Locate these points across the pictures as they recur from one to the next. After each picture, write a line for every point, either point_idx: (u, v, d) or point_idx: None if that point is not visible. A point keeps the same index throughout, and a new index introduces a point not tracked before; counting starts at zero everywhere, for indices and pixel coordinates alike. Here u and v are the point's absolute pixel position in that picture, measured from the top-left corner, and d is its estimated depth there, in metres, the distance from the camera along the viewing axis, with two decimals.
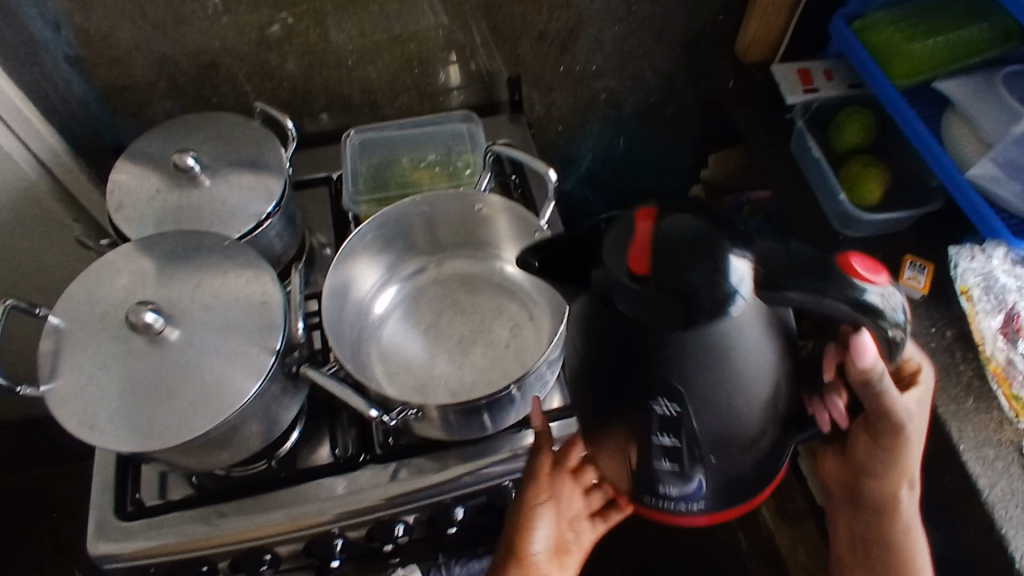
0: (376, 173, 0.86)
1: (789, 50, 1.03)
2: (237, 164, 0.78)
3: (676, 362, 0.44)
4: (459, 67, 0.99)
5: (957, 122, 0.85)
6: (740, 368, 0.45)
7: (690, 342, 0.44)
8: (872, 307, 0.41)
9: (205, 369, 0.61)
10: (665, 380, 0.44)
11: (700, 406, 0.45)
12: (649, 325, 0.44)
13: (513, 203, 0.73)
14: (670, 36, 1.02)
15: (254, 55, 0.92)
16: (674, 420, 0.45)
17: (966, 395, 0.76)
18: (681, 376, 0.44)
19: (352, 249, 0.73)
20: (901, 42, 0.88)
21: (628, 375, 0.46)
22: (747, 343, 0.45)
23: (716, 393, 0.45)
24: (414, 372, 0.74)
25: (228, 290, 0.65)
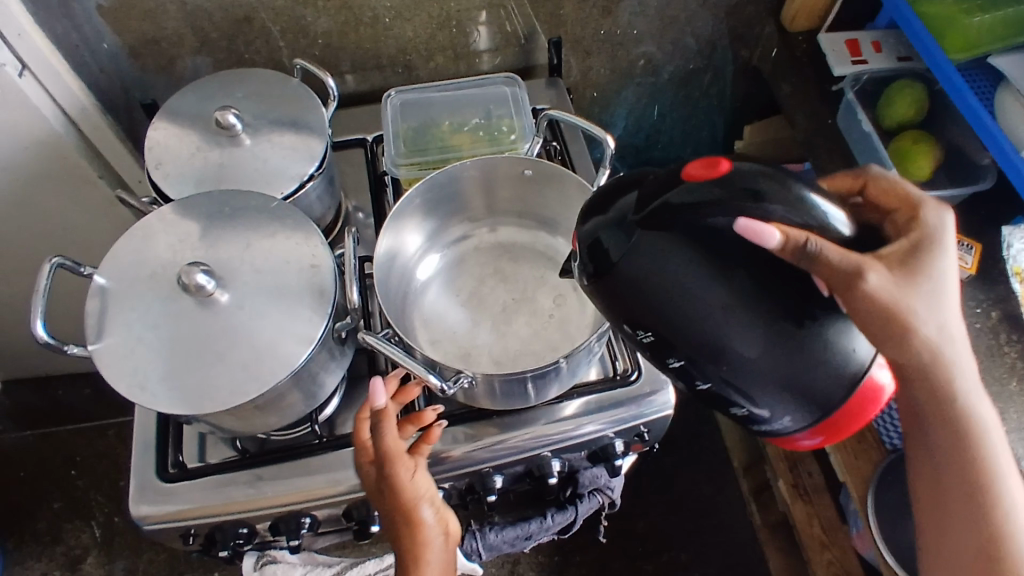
0: (418, 135, 0.84)
1: (837, 19, 1.00)
2: (277, 123, 0.76)
3: (658, 296, 0.46)
4: (498, 28, 0.96)
5: (1011, 99, 0.82)
6: (679, 280, 0.45)
7: (621, 287, 0.47)
8: (805, 208, 0.44)
9: (257, 333, 0.60)
10: (662, 316, 0.46)
11: (668, 325, 0.47)
12: (637, 278, 0.46)
13: (562, 168, 0.71)
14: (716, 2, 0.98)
15: (289, 9, 0.88)
16: (707, 343, 0.46)
17: (1010, 377, 0.75)
18: (643, 316, 0.47)
19: (402, 213, 0.72)
20: (959, 15, 0.85)
21: (631, 325, 0.48)
22: (679, 256, 0.45)
23: (675, 308, 0.46)
24: (458, 340, 0.73)
25: (278, 253, 0.64)
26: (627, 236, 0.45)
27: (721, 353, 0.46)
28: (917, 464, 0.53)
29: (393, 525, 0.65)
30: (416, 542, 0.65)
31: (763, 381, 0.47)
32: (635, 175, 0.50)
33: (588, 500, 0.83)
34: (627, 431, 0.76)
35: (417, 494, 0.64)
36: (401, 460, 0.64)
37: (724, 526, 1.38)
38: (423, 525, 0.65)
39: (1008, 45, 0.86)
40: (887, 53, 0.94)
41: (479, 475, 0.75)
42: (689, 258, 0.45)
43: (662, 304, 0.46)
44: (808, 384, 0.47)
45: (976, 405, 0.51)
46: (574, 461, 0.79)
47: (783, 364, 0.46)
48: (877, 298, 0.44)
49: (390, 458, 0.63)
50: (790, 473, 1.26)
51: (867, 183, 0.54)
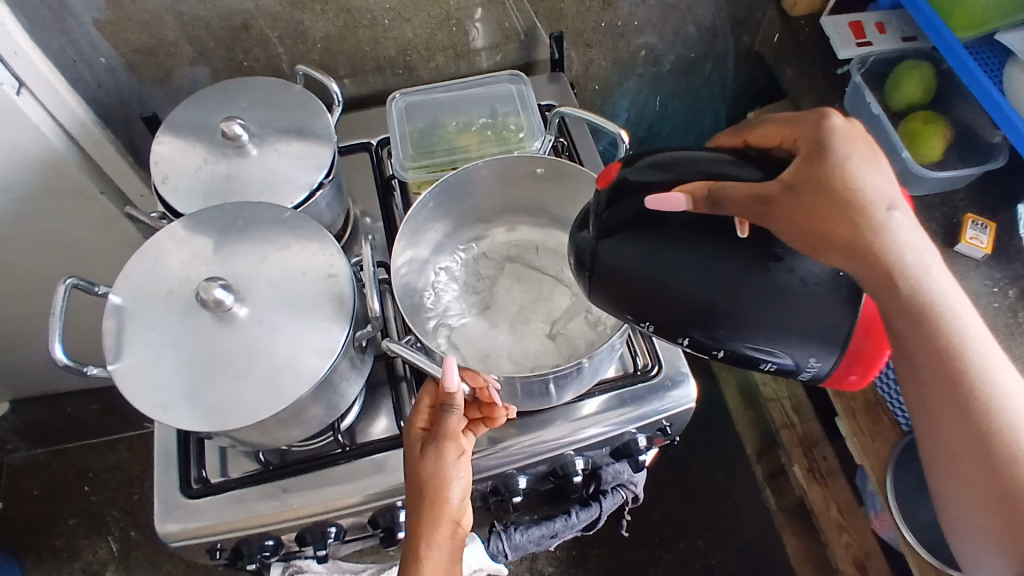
0: (424, 138, 0.84)
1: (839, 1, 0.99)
2: (284, 131, 0.75)
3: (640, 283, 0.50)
4: (498, 24, 0.95)
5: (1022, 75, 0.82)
6: (659, 252, 0.48)
7: (613, 282, 0.51)
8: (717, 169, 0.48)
9: (278, 346, 0.60)
10: (658, 289, 0.49)
11: (663, 295, 0.49)
12: (620, 268, 0.50)
13: (574, 165, 0.70)
14: None
15: (287, 14, 0.87)
16: (699, 306, 0.48)
17: None
18: (640, 301, 0.51)
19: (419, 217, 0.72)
20: None
21: (636, 316, 0.52)
22: (645, 237, 0.48)
23: (660, 278, 0.49)
24: (476, 342, 0.72)
25: (294, 264, 0.64)
26: (596, 236, 0.51)
27: (714, 310, 0.48)
28: (903, 375, 0.52)
29: (414, 498, 0.62)
30: (435, 525, 0.61)
31: (762, 331, 0.48)
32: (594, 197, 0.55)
33: (612, 496, 0.82)
34: (650, 425, 0.75)
35: (455, 474, 0.62)
36: (454, 438, 0.63)
37: (740, 512, 1.38)
38: (447, 507, 0.61)
39: (1012, 22, 0.86)
40: (891, 34, 0.94)
41: (503, 476, 0.74)
42: (649, 238, 0.48)
43: (646, 288, 0.49)
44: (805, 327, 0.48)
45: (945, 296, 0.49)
46: (597, 458, 0.78)
47: (771, 307, 0.47)
48: (795, 220, 0.45)
49: (448, 432, 0.62)
50: (806, 458, 1.25)
51: (746, 139, 0.53)
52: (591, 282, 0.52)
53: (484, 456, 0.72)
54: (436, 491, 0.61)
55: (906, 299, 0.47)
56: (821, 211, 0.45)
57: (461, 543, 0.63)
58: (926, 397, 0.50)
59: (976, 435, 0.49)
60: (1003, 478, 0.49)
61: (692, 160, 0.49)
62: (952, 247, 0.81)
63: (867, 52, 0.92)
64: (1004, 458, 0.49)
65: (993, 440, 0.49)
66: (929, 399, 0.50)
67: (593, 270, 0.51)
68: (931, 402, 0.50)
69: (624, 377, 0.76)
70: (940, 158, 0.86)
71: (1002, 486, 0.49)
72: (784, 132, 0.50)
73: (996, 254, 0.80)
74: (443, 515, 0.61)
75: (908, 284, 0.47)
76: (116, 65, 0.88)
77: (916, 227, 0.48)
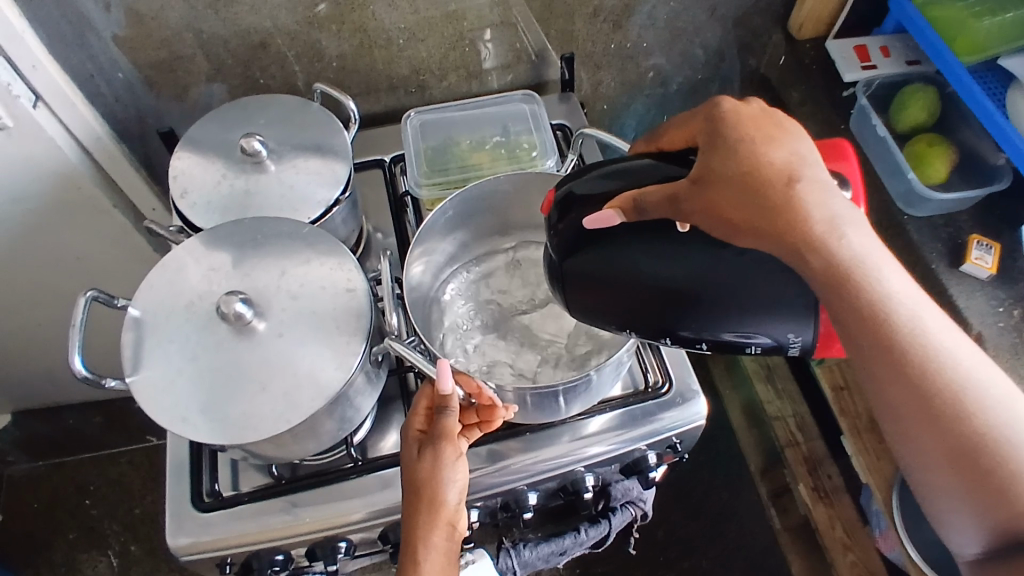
0: (438, 154, 0.85)
1: (844, 26, 1.01)
2: (302, 148, 0.76)
3: (608, 282, 0.52)
4: (508, 45, 0.97)
5: None
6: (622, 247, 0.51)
7: (581, 289, 0.54)
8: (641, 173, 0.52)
9: (297, 359, 0.60)
10: (627, 281, 0.51)
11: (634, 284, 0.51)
12: (587, 272, 0.53)
13: None
14: (725, 12, 0.99)
15: (303, 33, 0.89)
16: (670, 290, 0.50)
17: None
18: (612, 302, 0.53)
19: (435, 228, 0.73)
20: (971, 18, 0.86)
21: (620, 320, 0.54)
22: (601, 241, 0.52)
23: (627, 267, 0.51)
24: (487, 354, 0.73)
25: (313, 279, 0.64)
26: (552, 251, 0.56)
27: (692, 287, 0.50)
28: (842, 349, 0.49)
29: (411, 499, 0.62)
30: (431, 526, 0.61)
31: (733, 310, 0.49)
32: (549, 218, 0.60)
33: (621, 513, 0.82)
34: (660, 442, 0.76)
35: (451, 476, 0.63)
36: (453, 441, 0.64)
37: (744, 531, 1.38)
38: (443, 510, 0.62)
39: (1017, 47, 0.87)
40: (896, 57, 0.96)
41: (513, 492, 0.74)
42: (606, 239, 0.52)
43: (614, 284, 0.52)
44: (767, 298, 0.49)
45: (864, 255, 0.47)
46: (607, 474, 0.79)
47: (732, 286, 0.49)
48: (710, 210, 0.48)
49: (446, 431, 0.64)
50: (810, 476, 1.24)
51: (659, 145, 0.55)
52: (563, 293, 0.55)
53: (496, 472, 0.72)
54: (434, 492, 0.62)
55: (819, 271, 0.46)
56: (725, 198, 0.47)
57: (458, 547, 0.63)
58: (865, 369, 0.47)
59: (920, 397, 0.45)
60: (958, 441, 0.45)
61: (617, 170, 0.54)
62: (957, 268, 0.82)
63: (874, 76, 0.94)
64: (954, 420, 0.45)
65: (940, 405, 0.45)
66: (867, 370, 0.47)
67: (563, 283, 0.55)
68: (871, 374, 0.47)
69: (634, 395, 0.76)
70: (945, 180, 0.87)
71: (961, 449, 0.45)
72: (689, 127, 0.53)
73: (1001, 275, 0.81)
74: (438, 516, 0.61)
75: (818, 252, 0.46)
76: (133, 81, 0.89)
77: (827, 189, 0.48)
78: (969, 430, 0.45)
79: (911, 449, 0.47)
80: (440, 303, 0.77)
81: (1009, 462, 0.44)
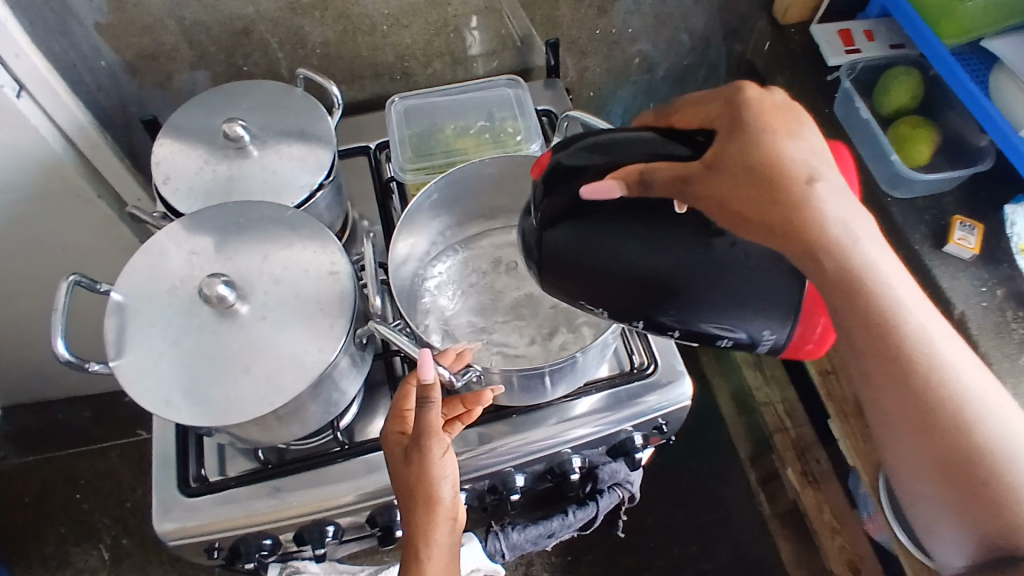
0: (423, 140, 0.85)
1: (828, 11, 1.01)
2: (285, 134, 0.76)
3: (592, 262, 0.50)
4: (492, 32, 0.97)
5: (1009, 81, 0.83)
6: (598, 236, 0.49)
7: (553, 269, 0.52)
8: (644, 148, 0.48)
9: (281, 342, 0.60)
10: (600, 266, 0.49)
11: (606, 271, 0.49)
12: (561, 255, 0.50)
13: None
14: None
15: (287, 19, 0.88)
16: (641, 278, 0.48)
17: (1019, 352, 0.76)
18: (578, 284, 0.51)
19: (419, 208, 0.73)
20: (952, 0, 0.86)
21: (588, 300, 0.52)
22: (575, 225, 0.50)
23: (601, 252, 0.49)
24: (473, 337, 0.73)
25: (296, 262, 0.64)
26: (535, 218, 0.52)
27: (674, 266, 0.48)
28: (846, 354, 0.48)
29: (407, 501, 0.61)
30: (432, 522, 0.61)
31: (714, 305, 0.48)
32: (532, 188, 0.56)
33: (609, 495, 0.82)
34: (646, 424, 0.76)
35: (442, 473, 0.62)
36: (437, 435, 0.61)
37: (735, 516, 1.38)
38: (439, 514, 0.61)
39: (999, 29, 0.88)
40: (880, 41, 0.96)
41: (500, 474, 0.75)
42: (585, 218, 0.49)
43: (585, 267, 0.50)
44: (746, 296, 0.48)
45: (874, 263, 0.46)
46: (593, 456, 0.79)
47: (710, 282, 0.48)
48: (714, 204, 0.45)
49: (428, 429, 0.60)
50: (799, 461, 1.25)
51: (670, 120, 0.50)
52: (537, 272, 0.53)
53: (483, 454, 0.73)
54: (427, 493, 0.60)
55: (831, 273, 0.45)
56: (744, 188, 0.44)
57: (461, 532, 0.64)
58: (867, 375, 0.47)
59: (921, 405, 0.46)
60: (954, 452, 0.46)
61: (618, 140, 0.49)
62: (940, 249, 0.83)
63: (860, 59, 0.94)
64: (952, 431, 0.46)
65: (940, 418, 0.46)
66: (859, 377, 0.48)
67: (540, 259, 0.52)
68: (866, 383, 0.48)
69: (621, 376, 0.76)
70: (929, 162, 0.87)
71: (955, 457, 0.46)
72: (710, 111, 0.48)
73: (984, 256, 0.82)
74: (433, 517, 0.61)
75: (830, 256, 0.45)
76: (116, 69, 0.89)
77: (838, 190, 0.46)
78: (967, 443, 0.46)
79: (902, 455, 0.48)
80: (427, 285, 0.77)
81: (999, 469, 0.46)
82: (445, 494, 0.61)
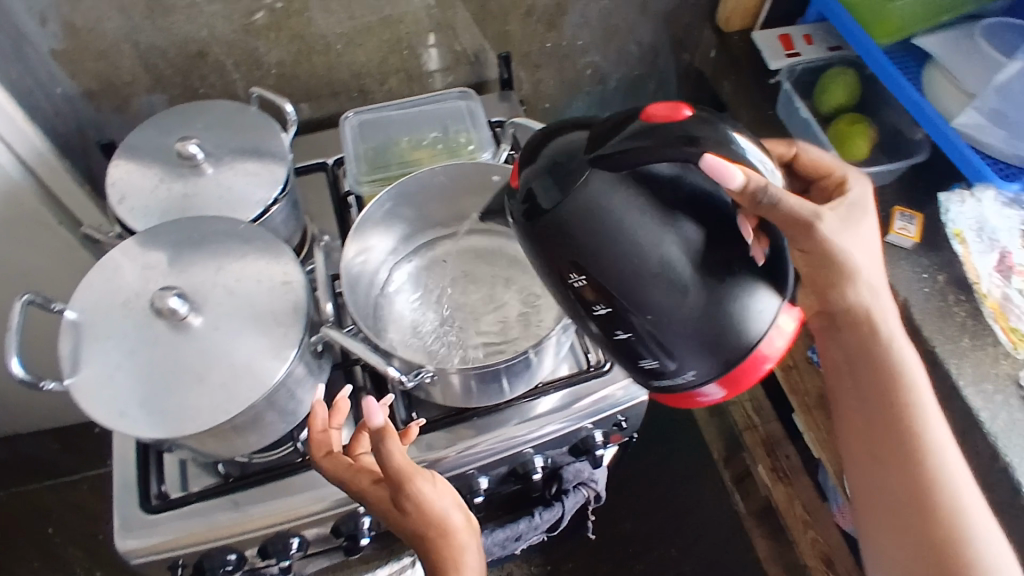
0: (377, 154, 0.86)
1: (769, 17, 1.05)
2: (239, 151, 0.77)
3: (590, 225, 0.46)
4: (443, 49, 1.00)
5: (939, 76, 0.87)
6: (616, 242, 0.47)
7: (556, 227, 0.47)
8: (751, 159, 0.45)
9: (235, 352, 0.61)
10: (585, 251, 0.47)
11: (603, 274, 0.47)
12: (555, 218, 0.47)
13: None
14: (656, 9, 1.03)
15: (242, 41, 0.90)
16: (601, 286, 0.48)
17: (961, 333, 0.79)
18: (566, 251, 0.48)
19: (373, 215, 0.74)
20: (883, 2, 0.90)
21: (555, 269, 0.49)
22: (612, 200, 0.47)
23: (609, 254, 0.47)
24: (429, 341, 0.74)
25: (249, 274, 0.65)
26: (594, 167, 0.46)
27: (647, 284, 0.47)
28: (851, 431, 0.60)
29: (421, 546, 0.57)
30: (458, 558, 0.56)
31: (681, 337, 0.49)
32: (575, 121, 0.50)
33: (574, 495, 0.83)
34: (605, 420, 0.77)
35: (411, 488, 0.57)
36: (415, 470, 0.57)
37: (710, 518, 1.39)
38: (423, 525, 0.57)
39: (930, 28, 0.91)
40: (818, 44, 1.00)
41: (462, 477, 0.75)
42: (610, 189, 0.47)
43: (566, 244, 0.47)
44: (700, 342, 0.49)
45: (913, 367, 0.58)
46: (556, 456, 0.80)
47: (682, 325, 0.48)
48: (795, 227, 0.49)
49: (401, 471, 0.56)
50: (769, 458, 1.28)
51: (797, 153, 0.60)
52: (527, 219, 0.48)
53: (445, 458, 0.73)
54: (439, 526, 0.57)
55: (869, 362, 0.58)
56: (840, 267, 0.52)
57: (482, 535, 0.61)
58: (874, 452, 0.58)
59: (914, 484, 0.56)
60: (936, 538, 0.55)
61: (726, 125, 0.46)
62: (883, 238, 0.86)
63: (800, 61, 0.98)
64: (934, 521, 0.56)
65: (927, 505, 0.56)
66: (845, 413, 0.60)
67: (541, 210, 0.47)
68: (860, 442, 0.59)
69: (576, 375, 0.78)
70: (867, 156, 0.91)
71: (933, 541, 0.55)
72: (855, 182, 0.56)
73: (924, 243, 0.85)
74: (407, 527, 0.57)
75: (881, 343, 0.57)
76: (73, 95, 0.90)
77: (897, 321, 0.58)
78: (944, 537, 0.55)
79: (878, 515, 0.59)
80: (385, 295, 0.79)
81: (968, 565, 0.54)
82: (460, 523, 0.58)
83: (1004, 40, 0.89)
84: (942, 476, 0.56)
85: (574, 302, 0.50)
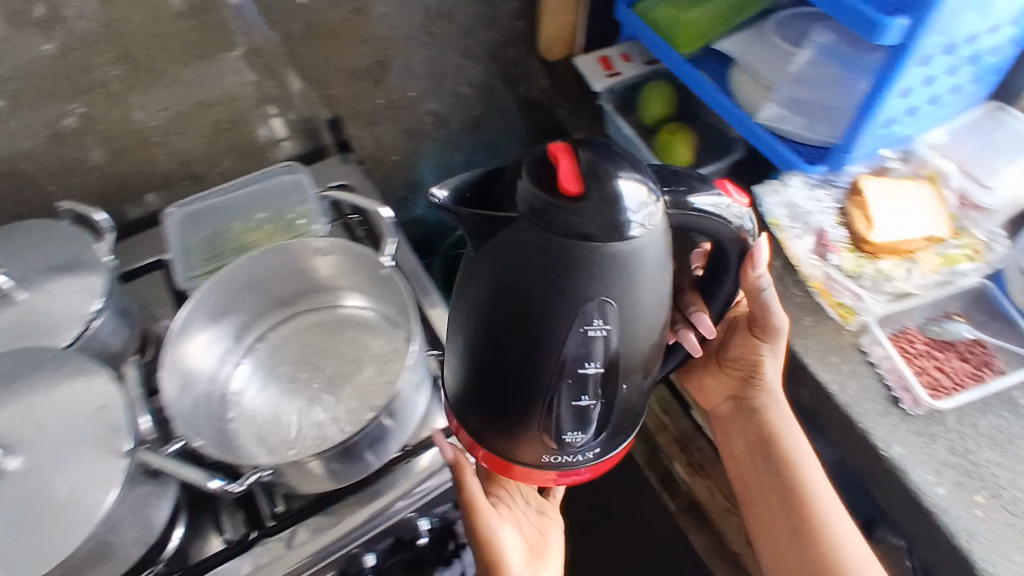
0: (206, 244, 0.85)
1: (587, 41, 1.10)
2: (51, 270, 0.74)
3: (607, 275, 0.49)
4: (273, 122, 0.99)
5: (740, 75, 0.93)
6: (638, 298, 0.51)
7: (600, 266, 0.49)
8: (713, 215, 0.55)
9: (53, 489, 0.57)
10: (568, 313, 0.50)
11: (619, 320, 0.51)
12: (542, 268, 0.49)
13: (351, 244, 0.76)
14: (478, 51, 1.05)
15: (50, 151, 0.86)
16: (520, 376, 0.53)
17: (803, 313, 0.83)
18: (593, 287, 0.49)
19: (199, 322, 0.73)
20: (678, 15, 0.95)
21: (555, 309, 0.50)
22: (645, 265, 0.50)
23: (635, 305, 0.51)
24: (281, 431, 0.72)
25: (64, 402, 0.62)
26: (638, 221, 0.48)
27: (610, 373, 0.54)
28: (753, 496, 0.75)
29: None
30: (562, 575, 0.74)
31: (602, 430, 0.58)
32: (598, 143, 0.50)
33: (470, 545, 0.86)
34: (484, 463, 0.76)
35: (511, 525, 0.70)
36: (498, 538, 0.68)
37: None
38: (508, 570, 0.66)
39: (728, 31, 0.96)
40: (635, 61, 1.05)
41: (348, 559, 0.74)
42: (641, 267, 0.50)
43: (551, 299, 0.50)
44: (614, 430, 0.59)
45: (800, 443, 0.75)
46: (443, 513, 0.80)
47: (609, 418, 0.58)
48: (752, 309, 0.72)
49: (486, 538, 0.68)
50: (683, 453, 1.31)
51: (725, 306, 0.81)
52: (557, 235, 0.48)
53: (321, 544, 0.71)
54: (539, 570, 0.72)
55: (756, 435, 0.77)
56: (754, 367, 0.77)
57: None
58: (789, 512, 0.71)
59: (806, 540, 0.69)
60: None
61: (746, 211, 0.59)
62: None
63: (619, 79, 1.02)
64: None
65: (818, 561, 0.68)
66: (747, 488, 0.76)
67: (586, 238, 0.48)
68: (761, 509, 0.74)
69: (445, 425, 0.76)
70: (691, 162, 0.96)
71: None
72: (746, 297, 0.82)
73: None
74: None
75: (761, 416, 0.77)
76: None
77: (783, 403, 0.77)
78: None
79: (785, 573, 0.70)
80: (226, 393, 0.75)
81: None
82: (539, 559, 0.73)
83: (794, 30, 0.93)
84: (829, 531, 0.69)
85: (565, 333, 0.50)
